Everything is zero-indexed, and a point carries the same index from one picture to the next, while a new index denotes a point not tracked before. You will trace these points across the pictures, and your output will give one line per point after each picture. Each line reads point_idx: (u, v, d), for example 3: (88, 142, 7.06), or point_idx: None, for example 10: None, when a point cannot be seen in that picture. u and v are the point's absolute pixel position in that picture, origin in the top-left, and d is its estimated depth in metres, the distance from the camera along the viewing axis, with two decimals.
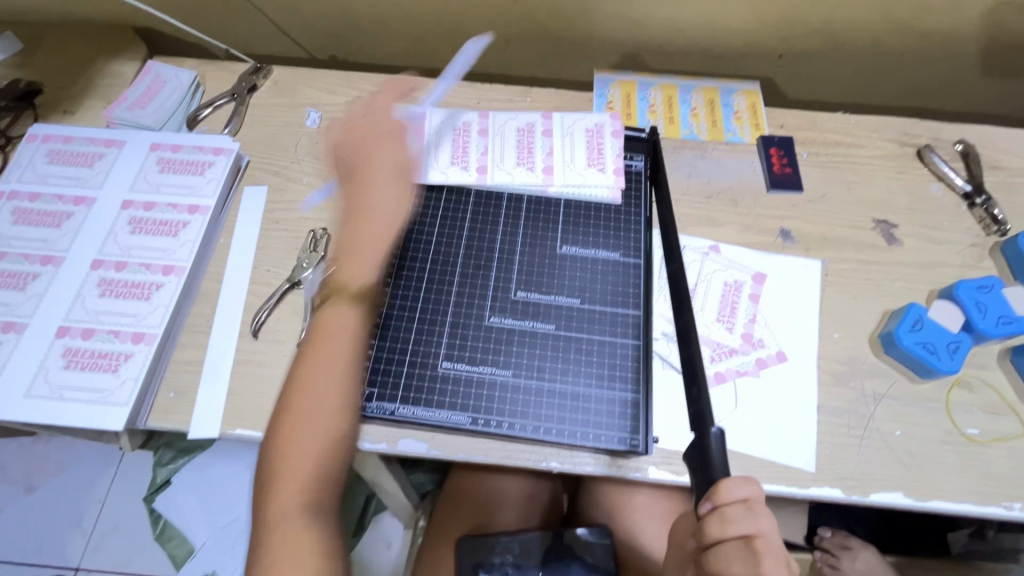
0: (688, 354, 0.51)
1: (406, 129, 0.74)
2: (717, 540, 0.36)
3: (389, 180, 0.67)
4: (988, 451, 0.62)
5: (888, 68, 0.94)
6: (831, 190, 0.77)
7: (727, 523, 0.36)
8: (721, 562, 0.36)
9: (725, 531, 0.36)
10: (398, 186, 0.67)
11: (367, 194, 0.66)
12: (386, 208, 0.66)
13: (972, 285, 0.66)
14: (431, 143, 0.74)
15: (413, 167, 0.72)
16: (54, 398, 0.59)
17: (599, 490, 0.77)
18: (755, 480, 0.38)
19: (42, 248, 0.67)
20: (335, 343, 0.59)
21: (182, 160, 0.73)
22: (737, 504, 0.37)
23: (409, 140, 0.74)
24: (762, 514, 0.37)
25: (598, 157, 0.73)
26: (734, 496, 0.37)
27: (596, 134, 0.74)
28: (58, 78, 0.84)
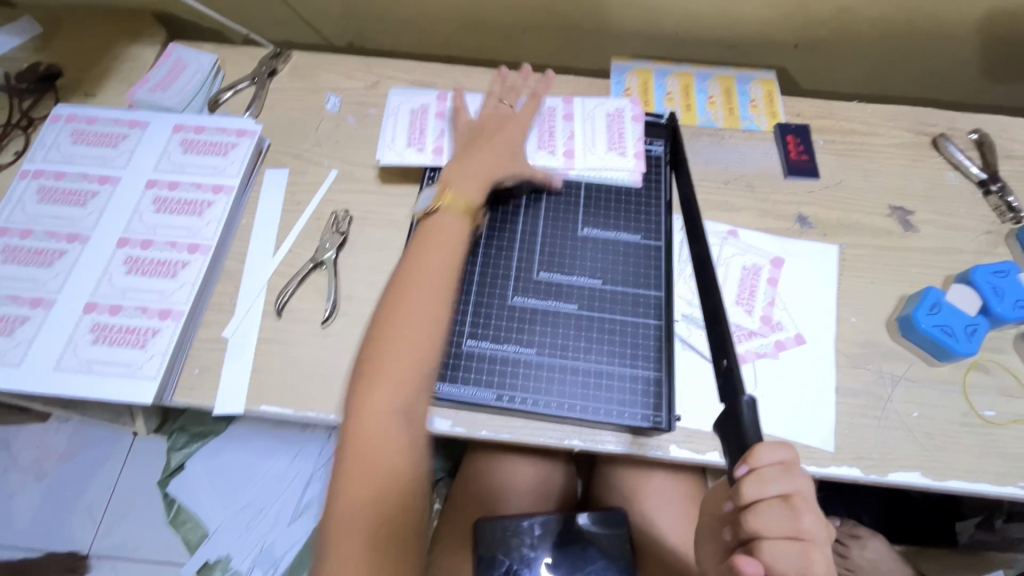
0: (718, 334, 0.53)
1: (429, 111, 0.75)
2: (756, 500, 0.38)
3: (450, 203, 0.65)
4: (1004, 432, 0.63)
5: (902, 59, 0.94)
6: (847, 177, 0.78)
7: (764, 483, 0.38)
8: (759, 520, 0.37)
9: (762, 492, 0.38)
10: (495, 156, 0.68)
11: (438, 217, 0.64)
12: (453, 227, 0.63)
13: (988, 270, 0.67)
14: (453, 125, 0.74)
15: (436, 149, 0.72)
16: (83, 372, 0.60)
17: (615, 475, 0.77)
18: (789, 444, 0.39)
19: (68, 225, 0.67)
20: (419, 312, 0.57)
21: (205, 142, 0.73)
22: (773, 466, 0.38)
23: (432, 122, 0.74)
24: (797, 474, 0.38)
25: (619, 142, 0.73)
26: (771, 458, 0.38)
27: (618, 121, 0.74)
28: (79, 62, 0.85)
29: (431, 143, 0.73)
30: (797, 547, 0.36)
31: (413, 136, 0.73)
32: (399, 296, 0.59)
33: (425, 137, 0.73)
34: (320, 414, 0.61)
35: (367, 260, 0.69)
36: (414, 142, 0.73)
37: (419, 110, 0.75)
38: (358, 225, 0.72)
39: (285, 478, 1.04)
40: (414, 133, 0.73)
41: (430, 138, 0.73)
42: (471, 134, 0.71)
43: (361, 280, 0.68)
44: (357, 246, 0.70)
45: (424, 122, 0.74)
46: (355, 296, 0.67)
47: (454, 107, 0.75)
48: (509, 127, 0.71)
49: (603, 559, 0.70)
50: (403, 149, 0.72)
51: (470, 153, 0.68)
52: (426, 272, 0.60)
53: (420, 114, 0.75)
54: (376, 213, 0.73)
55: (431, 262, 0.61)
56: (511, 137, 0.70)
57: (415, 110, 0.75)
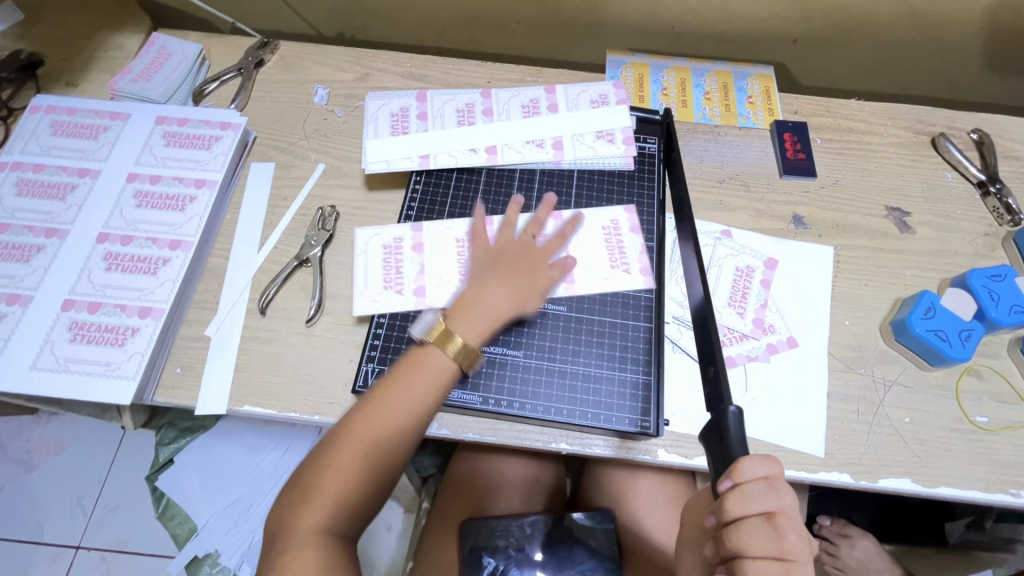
0: (709, 340, 0.51)
1: (404, 246, 0.66)
2: (739, 518, 0.37)
3: (413, 378, 0.50)
4: (996, 439, 0.62)
5: (902, 56, 0.92)
6: (845, 176, 0.77)
7: (748, 500, 0.37)
8: (742, 537, 0.37)
9: (745, 509, 0.37)
10: (500, 303, 0.55)
11: (392, 394, 0.50)
12: (407, 406, 0.50)
13: (984, 274, 0.66)
14: (436, 258, 0.65)
15: (417, 290, 0.63)
16: (61, 372, 0.58)
17: (604, 474, 0.76)
18: (773, 458, 0.38)
19: (45, 220, 0.66)
20: (371, 437, 0.49)
21: (188, 135, 0.71)
22: (758, 482, 0.37)
23: (409, 258, 0.65)
24: (781, 492, 0.37)
25: (620, 258, 0.66)
26: (755, 474, 0.38)
27: (616, 229, 0.67)
28: (61, 50, 0.82)
29: (411, 283, 0.64)
30: (780, 569, 0.35)
31: (388, 278, 0.64)
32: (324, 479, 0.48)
33: (402, 276, 0.64)
34: (303, 415, 0.60)
35: (353, 257, 0.68)
36: (391, 283, 0.64)
37: (392, 246, 0.66)
38: (344, 222, 0.70)
39: (274, 474, 1.03)
40: (389, 273, 0.65)
41: (409, 277, 0.64)
42: (492, 258, 0.59)
43: (347, 278, 0.67)
44: (342, 243, 0.69)
45: (400, 258, 0.65)
46: (340, 295, 0.66)
47: (435, 235, 0.67)
48: (530, 262, 0.59)
49: (591, 560, 0.69)
50: (378, 293, 0.63)
51: (487, 280, 0.56)
52: (369, 445, 0.49)
53: (393, 250, 0.66)
54: (363, 210, 0.71)
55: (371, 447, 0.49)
56: (526, 274, 0.58)
57: (388, 245, 0.66)
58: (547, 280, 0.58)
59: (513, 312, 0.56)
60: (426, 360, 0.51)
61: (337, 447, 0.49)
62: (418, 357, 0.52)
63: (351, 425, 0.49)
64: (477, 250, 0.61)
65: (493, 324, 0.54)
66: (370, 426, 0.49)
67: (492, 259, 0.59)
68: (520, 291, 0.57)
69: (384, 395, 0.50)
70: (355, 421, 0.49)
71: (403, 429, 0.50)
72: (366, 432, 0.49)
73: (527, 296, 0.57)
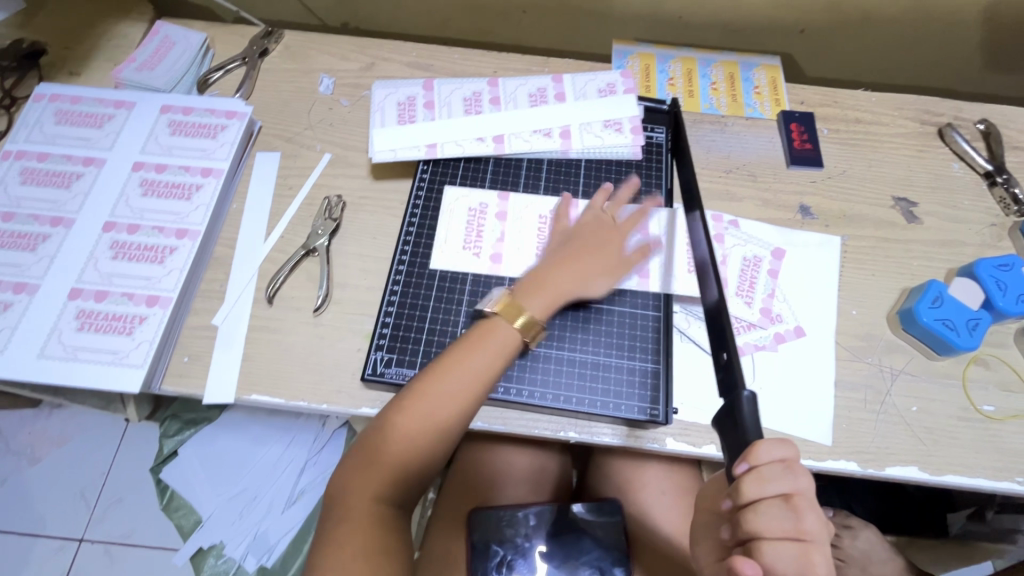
0: (720, 327, 0.51)
1: (488, 212, 0.69)
2: (756, 500, 0.37)
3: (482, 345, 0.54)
4: (1003, 427, 0.62)
5: (909, 46, 0.92)
6: (852, 166, 0.77)
7: (764, 482, 0.37)
8: (758, 519, 0.37)
9: (762, 492, 0.37)
10: (566, 282, 0.59)
11: (456, 368, 0.53)
12: (467, 380, 0.52)
13: (992, 263, 0.66)
14: (515, 229, 0.68)
15: (492, 255, 0.66)
16: (68, 360, 0.58)
17: (610, 463, 0.76)
18: (789, 441, 0.38)
19: (51, 209, 0.65)
20: (443, 397, 0.52)
21: (193, 124, 0.71)
22: (774, 465, 0.37)
23: (492, 224, 0.68)
24: (797, 474, 0.38)
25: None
26: (770, 457, 0.38)
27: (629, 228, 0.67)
28: (63, 39, 0.82)
29: (488, 248, 0.67)
30: (797, 549, 0.36)
31: (469, 238, 0.67)
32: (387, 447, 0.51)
33: (481, 240, 0.67)
34: (312, 404, 0.60)
35: (360, 247, 0.68)
36: (469, 245, 0.67)
37: (477, 211, 0.69)
38: (351, 212, 0.70)
39: (279, 466, 1.03)
40: (470, 234, 0.67)
41: (488, 242, 0.67)
42: (570, 238, 0.63)
43: (354, 268, 0.67)
44: (349, 232, 0.69)
45: (482, 223, 0.68)
46: (348, 284, 0.66)
47: (518, 207, 0.69)
48: (604, 243, 0.63)
49: (597, 550, 0.69)
50: (457, 252, 0.66)
51: (563, 257, 0.61)
52: (438, 404, 0.51)
53: (478, 214, 0.68)
54: (369, 199, 0.71)
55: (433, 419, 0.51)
56: (596, 254, 0.62)
57: (473, 209, 0.69)
58: (616, 260, 0.62)
59: (578, 291, 0.60)
60: (501, 327, 0.55)
61: (401, 418, 0.51)
62: (481, 333, 0.54)
63: (412, 398, 0.52)
64: (555, 230, 0.65)
65: (558, 300, 0.58)
66: (433, 399, 0.52)
67: (569, 239, 0.63)
68: (592, 269, 0.61)
69: (445, 369, 0.53)
70: (415, 395, 0.52)
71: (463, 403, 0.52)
72: (429, 406, 0.51)
73: (594, 276, 0.61)
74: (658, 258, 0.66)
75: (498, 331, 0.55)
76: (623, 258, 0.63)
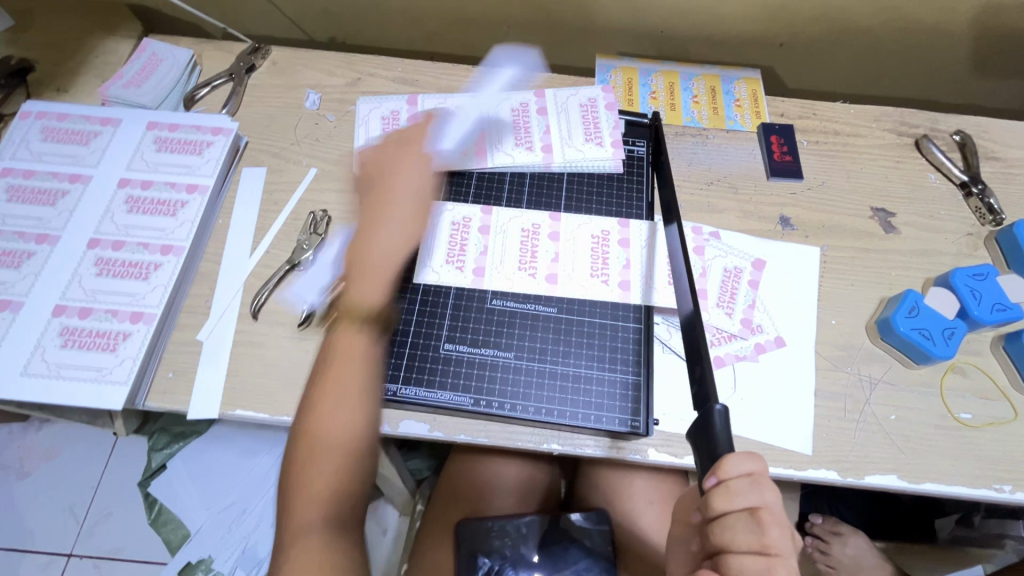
0: (696, 347, 0.51)
1: (471, 226, 0.69)
2: (723, 513, 0.38)
3: (348, 335, 0.57)
4: (980, 434, 0.63)
5: (886, 60, 0.94)
6: (831, 177, 0.78)
7: (732, 496, 0.38)
8: (726, 532, 0.37)
9: (729, 505, 0.38)
10: (382, 252, 0.61)
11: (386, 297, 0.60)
12: (354, 364, 0.56)
13: (967, 273, 0.67)
14: (498, 243, 0.68)
15: (476, 270, 0.66)
16: (52, 377, 0.58)
17: (597, 474, 0.77)
18: (757, 455, 0.39)
19: (37, 226, 0.66)
20: (348, 378, 0.55)
21: (180, 140, 0.72)
22: (742, 479, 0.38)
23: (474, 238, 0.68)
24: (765, 487, 0.38)
25: (601, 266, 0.67)
26: (739, 471, 0.38)
27: (604, 238, 0.69)
28: (51, 56, 0.82)
29: (472, 262, 0.67)
30: (764, 563, 0.36)
31: (452, 252, 0.67)
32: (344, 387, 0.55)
33: (465, 254, 0.67)
34: None
35: (345, 261, 0.68)
36: (452, 260, 0.67)
37: (460, 224, 0.69)
38: (337, 226, 0.71)
39: (268, 478, 1.03)
40: (453, 249, 0.67)
41: (471, 256, 0.67)
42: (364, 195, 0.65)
43: (339, 282, 0.67)
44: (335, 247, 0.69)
45: (465, 237, 0.68)
46: (332, 299, 0.66)
47: (501, 221, 0.69)
48: (385, 198, 0.64)
49: (584, 561, 0.69)
50: (440, 266, 0.66)
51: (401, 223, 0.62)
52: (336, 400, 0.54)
53: (461, 228, 0.68)
54: (355, 213, 0.72)
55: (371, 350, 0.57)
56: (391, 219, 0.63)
57: (455, 223, 0.69)
58: (400, 202, 0.64)
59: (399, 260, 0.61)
60: (352, 339, 0.57)
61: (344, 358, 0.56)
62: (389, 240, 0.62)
63: (311, 402, 0.55)
64: (361, 178, 0.69)
65: (389, 278, 0.60)
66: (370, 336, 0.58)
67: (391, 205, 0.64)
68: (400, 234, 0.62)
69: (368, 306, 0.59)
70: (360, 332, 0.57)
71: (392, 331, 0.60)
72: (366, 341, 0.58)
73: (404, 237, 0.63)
74: (635, 271, 0.67)
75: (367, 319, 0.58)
76: (424, 184, 0.66)
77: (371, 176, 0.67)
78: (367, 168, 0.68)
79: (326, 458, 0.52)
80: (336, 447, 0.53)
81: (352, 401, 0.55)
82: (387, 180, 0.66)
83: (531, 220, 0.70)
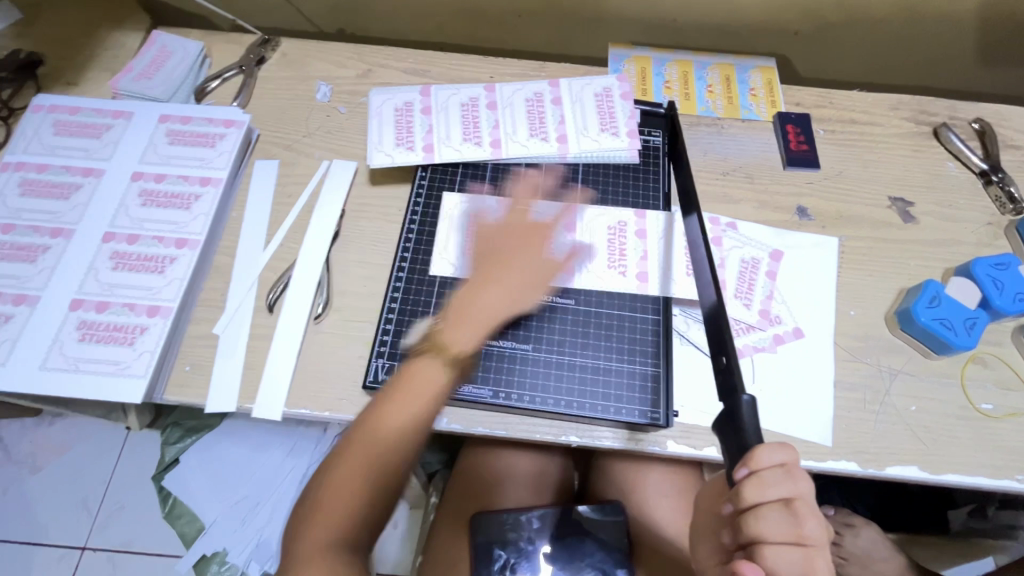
0: (717, 329, 0.52)
1: (485, 217, 0.68)
2: (757, 504, 0.37)
3: (409, 386, 0.53)
4: (1001, 425, 0.63)
5: (902, 47, 0.93)
6: (849, 167, 0.77)
7: (765, 487, 0.37)
8: (760, 523, 0.37)
9: (763, 496, 0.37)
10: (489, 307, 0.57)
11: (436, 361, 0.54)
12: (415, 412, 0.52)
13: (988, 262, 0.67)
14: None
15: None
16: (69, 371, 0.58)
17: (612, 466, 0.77)
18: (789, 446, 0.38)
19: (52, 220, 0.66)
20: (399, 421, 0.52)
21: (192, 133, 0.71)
22: (774, 469, 0.38)
23: (489, 230, 0.68)
24: (797, 478, 0.38)
25: (618, 258, 0.66)
26: (771, 461, 0.38)
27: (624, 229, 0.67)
28: (60, 49, 0.82)
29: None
30: (798, 553, 0.36)
31: (469, 243, 0.67)
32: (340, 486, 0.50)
33: (480, 245, 0.67)
34: (313, 412, 0.60)
35: (360, 253, 0.68)
36: (467, 252, 0.67)
37: (474, 216, 0.68)
38: (351, 219, 0.70)
39: (281, 471, 1.04)
40: (467, 241, 0.67)
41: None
42: (492, 247, 0.63)
43: (354, 275, 0.67)
44: (350, 240, 0.69)
45: (479, 229, 0.68)
46: (348, 291, 0.66)
47: (515, 211, 0.68)
48: (522, 250, 0.61)
49: (597, 553, 0.70)
50: (457, 258, 0.66)
51: (476, 288, 0.58)
52: (382, 444, 0.51)
53: (475, 220, 0.68)
54: (368, 205, 0.71)
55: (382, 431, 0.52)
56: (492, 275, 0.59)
57: (469, 215, 0.68)
58: (540, 268, 0.60)
59: (513, 306, 0.58)
60: (420, 371, 0.53)
61: (348, 446, 0.52)
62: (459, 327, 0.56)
63: (347, 443, 0.52)
64: (478, 241, 0.65)
65: (479, 329, 0.56)
66: (387, 430, 0.52)
67: (486, 263, 0.61)
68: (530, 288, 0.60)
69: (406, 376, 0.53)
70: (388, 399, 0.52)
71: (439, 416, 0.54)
72: (391, 419, 0.52)
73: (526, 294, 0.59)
74: (654, 262, 0.66)
75: (423, 380, 0.53)
76: (545, 265, 0.61)
77: (504, 235, 0.63)
78: (490, 232, 0.65)
79: (340, 506, 0.50)
80: (346, 501, 0.50)
81: (399, 444, 0.52)
82: (517, 253, 0.61)
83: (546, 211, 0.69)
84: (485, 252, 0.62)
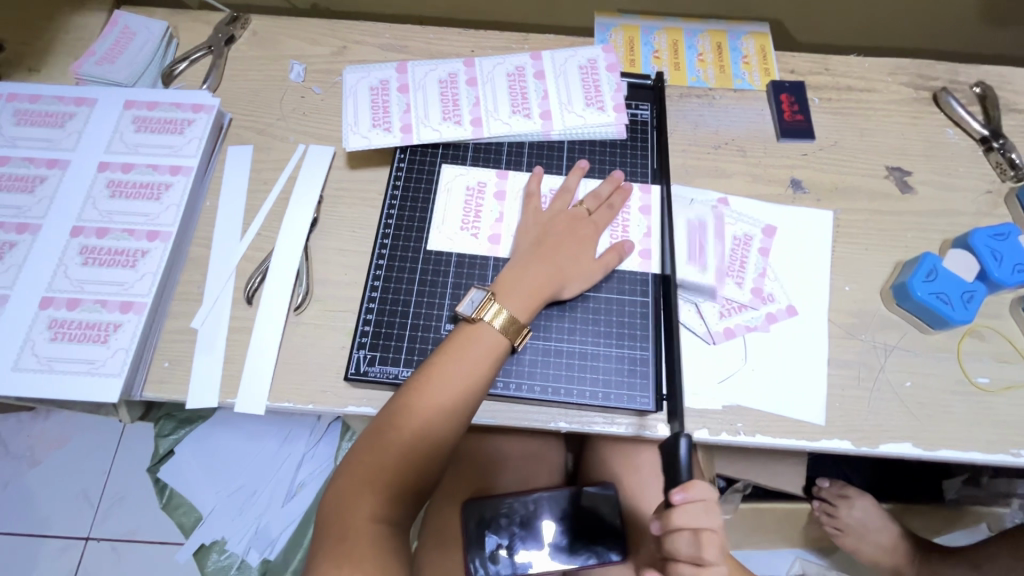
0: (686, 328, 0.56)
1: (486, 191, 0.67)
2: (677, 526, 0.47)
3: (468, 350, 0.54)
4: (997, 399, 0.62)
5: (902, 7, 0.89)
6: (845, 137, 0.74)
7: (687, 515, 0.46)
8: (673, 536, 0.47)
9: (682, 521, 0.46)
10: (542, 279, 0.59)
11: (439, 386, 0.53)
12: (461, 381, 0.53)
13: (987, 233, 0.64)
14: (513, 208, 0.66)
15: (492, 237, 0.65)
16: (43, 371, 0.57)
17: (604, 448, 0.76)
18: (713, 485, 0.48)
19: (16, 215, 0.63)
20: (448, 388, 0.53)
21: (159, 119, 0.68)
22: (698, 504, 0.47)
23: (490, 204, 0.67)
24: (712, 513, 0.47)
25: (622, 233, 0.65)
26: (698, 496, 0.47)
27: (624, 205, 0.66)
28: (19, 33, 0.78)
29: (487, 229, 0.65)
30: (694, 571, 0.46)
31: (467, 218, 0.66)
32: (347, 511, 0.49)
33: (480, 220, 0.66)
34: (297, 405, 0.59)
35: (340, 241, 0.66)
36: (467, 226, 0.66)
37: (475, 189, 0.67)
38: (329, 205, 0.68)
39: (277, 460, 1.05)
40: (468, 215, 0.66)
41: (486, 223, 0.66)
42: (542, 234, 0.62)
43: (334, 263, 0.65)
44: (328, 226, 0.67)
45: (480, 202, 0.67)
46: (328, 281, 0.64)
47: (516, 186, 0.68)
48: (576, 240, 0.62)
49: (591, 535, 0.68)
50: (455, 232, 0.65)
51: (528, 261, 0.59)
52: (428, 414, 0.52)
53: (476, 193, 0.67)
54: (347, 191, 0.69)
55: (385, 460, 0.50)
56: (580, 253, 0.61)
57: (470, 188, 0.67)
58: (589, 257, 0.61)
59: (556, 285, 0.59)
60: (484, 332, 0.55)
61: (397, 412, 0.52)
62: (461, 353, 0.54)
63: (398, 407, 0.52)
64: (570, 218, 0.63)
65: (534, 302, 0.58)
66: (437, 395, 0.52)
67: (538, 241, 0.61)
68: (576, 269, 0.60)
69: (409, 405, 0.52)
70: (391, 427, 0.52)
71: (442, 446, 0.52)
72: (400, 440, 0.51)
73: (571, 275, 0.60)
74: (656, 240, 0.65)
75: (474, 358, 0.54)
76: (615, 253, 0.62)
77: (573, 224, 0.63)
78: (550, 222, 0.63)
79: (387, 472, 0.50)
80: (393, 466, 0.50)
81: (447, 413, 0.52)
82: (582, 242, 0.62)
83: (549, 185, 0.68)
84: (550, 234, 0.62)
